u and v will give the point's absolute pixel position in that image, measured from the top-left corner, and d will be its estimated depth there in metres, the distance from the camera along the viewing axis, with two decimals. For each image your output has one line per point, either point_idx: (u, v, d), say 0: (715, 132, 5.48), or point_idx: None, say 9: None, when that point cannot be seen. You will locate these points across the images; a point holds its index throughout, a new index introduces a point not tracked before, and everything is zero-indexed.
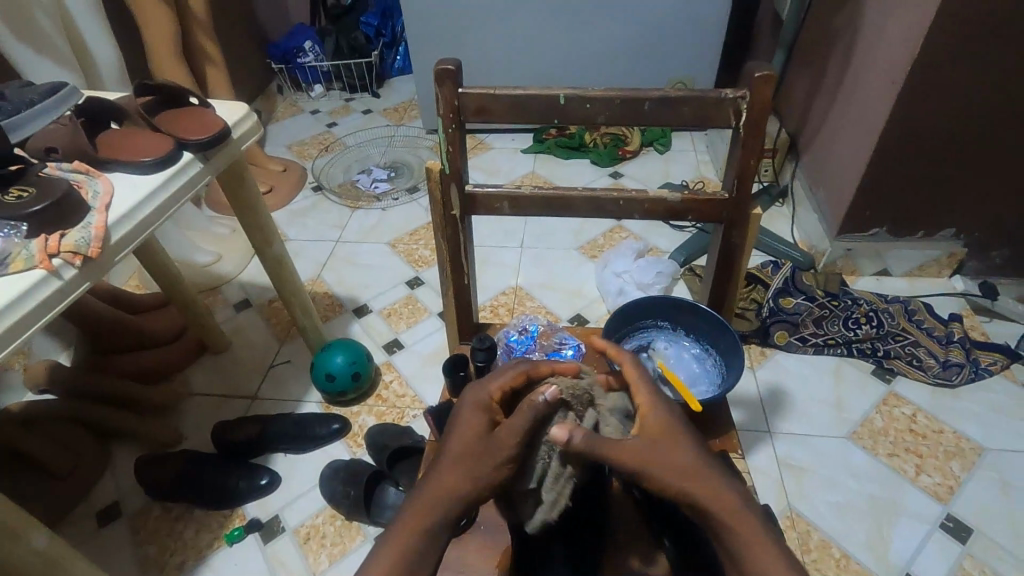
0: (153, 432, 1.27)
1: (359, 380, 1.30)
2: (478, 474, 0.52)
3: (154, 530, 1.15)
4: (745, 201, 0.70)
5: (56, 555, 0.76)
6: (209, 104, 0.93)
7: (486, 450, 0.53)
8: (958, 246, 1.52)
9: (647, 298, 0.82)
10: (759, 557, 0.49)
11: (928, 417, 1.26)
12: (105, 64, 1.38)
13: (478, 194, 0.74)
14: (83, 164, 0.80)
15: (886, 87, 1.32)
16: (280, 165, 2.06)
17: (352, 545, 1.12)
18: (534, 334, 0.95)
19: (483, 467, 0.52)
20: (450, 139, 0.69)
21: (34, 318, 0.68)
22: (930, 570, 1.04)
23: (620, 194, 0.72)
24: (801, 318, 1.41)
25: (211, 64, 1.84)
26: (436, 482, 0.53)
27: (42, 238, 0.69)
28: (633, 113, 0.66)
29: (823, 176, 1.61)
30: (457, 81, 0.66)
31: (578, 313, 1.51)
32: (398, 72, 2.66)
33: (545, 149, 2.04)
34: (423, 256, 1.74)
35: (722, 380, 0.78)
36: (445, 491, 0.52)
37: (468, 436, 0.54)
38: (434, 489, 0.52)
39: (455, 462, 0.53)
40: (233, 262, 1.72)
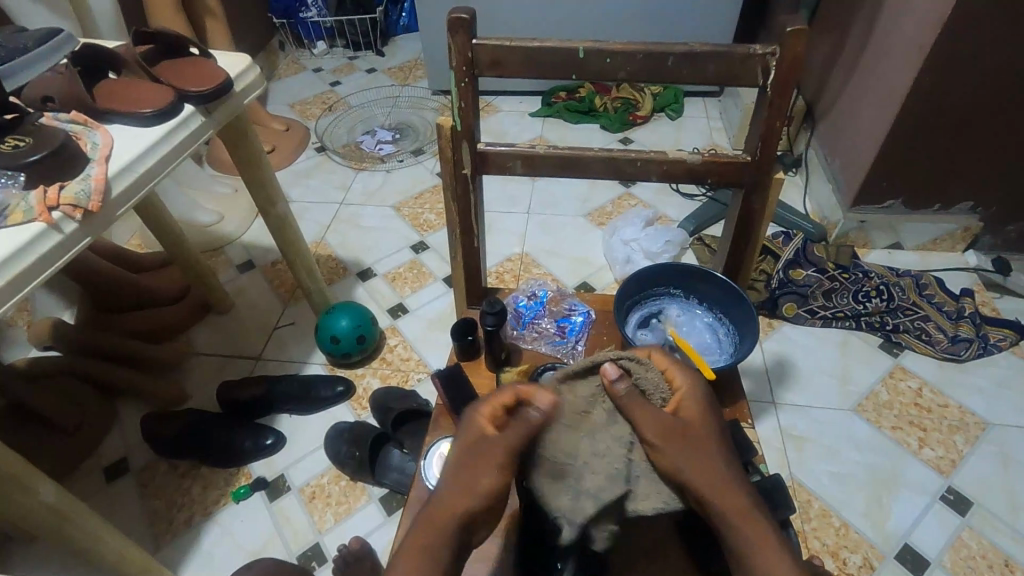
0: (158, 390, 1.27)
1: (364, 343, 1.29)
2: (477, 493, 0.47)
3: (161, 486, 1.17)
4: (768, 164, 0.67)
5: (62, 509, 0.76)
6: (211, 55, 0.89)
7: (487, 467, 0.48)
8: (974, 221, 1.49)
9: (660, 265, 0.81)
10: (765, 557, 0.47)
11: (933, 391, 1.26)
12: (101, 13, 1.33)
13: (490, 152, 0.71)
14: (81, 114, 0.77)
15: (911, 52, 1.26)
16: (283, 125, 2.01)
17: (357, 504, 1.13)
18: (543, 299, 0.96)
19: (485, 476, 0.47)
20: (463, 93, 0.66)
21: (35, 271, 0.66)
22: (928, 540, 1.06)
23: (638, 155, 0.70)
24: (811, 290, 1.39)
25: (210, 15, 1.77)
26: (444, 496, 0.47)
27: (41, 189, 0.67)
28: (654, 68, 0.63)
29: (839, 145, 1.57)
30: (471, 31, 0.62)
31: (585, 281, 1.50)
32: (403, 30, 2.58)
33: (554, 113, 1.98)
34: (428, 220, 1.72)
35: (734, 350, 0.77)
36: (449, 506, 0.47)
37: (468, 447, 0.49)
38: (434, 510, 0.47)
39: (460, 473, 0.48)
40: (236, 222, 1.70)
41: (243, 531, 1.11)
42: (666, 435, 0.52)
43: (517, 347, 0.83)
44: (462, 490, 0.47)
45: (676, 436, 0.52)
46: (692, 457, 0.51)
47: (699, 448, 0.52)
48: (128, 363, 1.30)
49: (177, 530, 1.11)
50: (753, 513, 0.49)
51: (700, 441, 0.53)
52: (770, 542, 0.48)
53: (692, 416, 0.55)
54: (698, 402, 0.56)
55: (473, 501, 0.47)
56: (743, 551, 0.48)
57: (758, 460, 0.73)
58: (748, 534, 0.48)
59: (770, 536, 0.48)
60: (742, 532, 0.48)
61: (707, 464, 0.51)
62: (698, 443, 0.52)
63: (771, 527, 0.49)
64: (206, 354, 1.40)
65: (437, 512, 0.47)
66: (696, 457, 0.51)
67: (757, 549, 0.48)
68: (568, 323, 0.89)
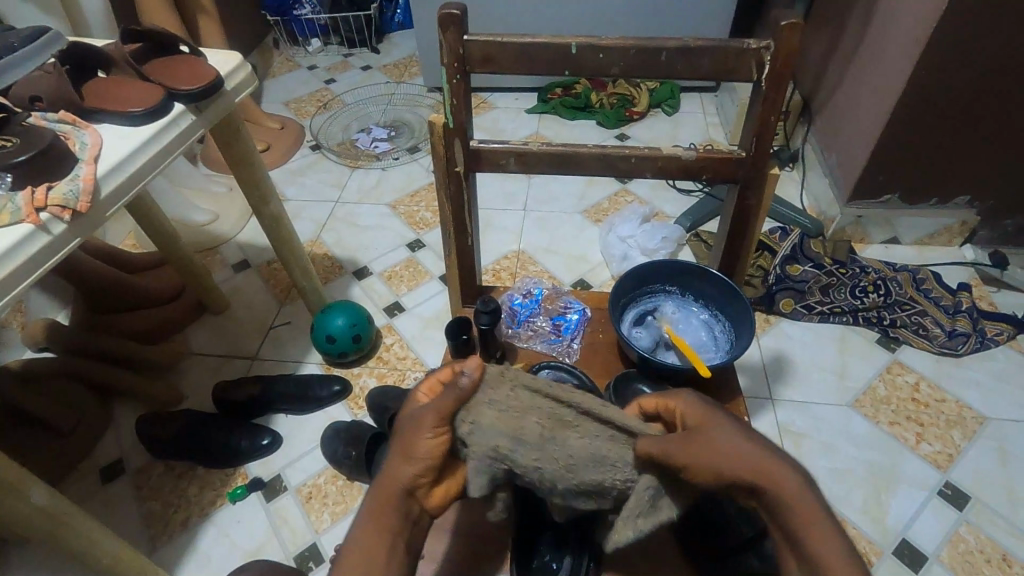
0: (153, 391, 1.27)
1: (360, 343, 1.29)
2: (414, 461, 0.55)
3: (157, 487, 1.16)
4: (763, 159, 0.67)
5: (55, 512, 0.76)
6: (201, 53, 0.89)
7: (421, 436, 0.55)
8: (971, 215, 1.49)
9: (656, 261, 0.80)
10: (815, 536, 0.48)
11: (931, 386, 1.26)
12: (91, 11, 1.31)
13: (483, 149, 0.71)
14: (70, 113, 0.76)
15: (908, 45, 1.26)
16: (277, 123, 2.00)
17: (354, 504, 1.13)
18: (538, 297, 0.95)
19: (409, 455, 0.55)
20: (455, 90, 0.65)
21: (23, 273, 0.66)
22: (926, 535, 1.06)
23: (632, 151, 0.69)
24: (808, 285, 1.39)
25: (202, 13, 1.76)
26: (389, 467, 0.56)
27: (28, 190, 0.66)
28: (647, 64, 0.63)
29: (836, 140, 1.57)
30: (462, 27, 0.62)
31: (582, 278, 1.49)
32: (398, 27, 2.57)
33: (550, 109, 1.97)
34: (424, 218, 1.71)
35: (730, 347, 0.77)
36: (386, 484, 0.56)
37: (407, 424, 0.57)
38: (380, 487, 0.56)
39: (400, 445, 0.56)
40: (231, 221, 1.69)
41: (240, 532, 1.11)
42: (684, 448, 0.51)
43: (512, 345, 0.82)
44: (401, 460, 0.55)
45: (693, 439, 0.52)
46: (722, 452, 0.51)
47: (728, 440, 0.52)
48: (123, 364, 1.30)
49: (173, 531, 1.11)
50: (794, 498, 0.49)
51: (716, 435, 0.52)
52: (813, 516, 0.49)
53: (699, 420, 0.55)
54: (701, 406, 0.56)
55: (412, 469, 0.55)
56: (797, 530, 0.49)
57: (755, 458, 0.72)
58: (795, 515, 0.49)
59: (819, 518, 0.49)
60: (793, 514, 0.49)
61: (735, 455, 0.51)
62: (714, 440, 0.52)
63: (814, 507, 0.49)
64: (202, 354, 1.40)
65: (384, 485, 0.56)
66: (723, 453, 0.51)
67: (809, 528, 0.48)
68: (564, 320, 0.89)
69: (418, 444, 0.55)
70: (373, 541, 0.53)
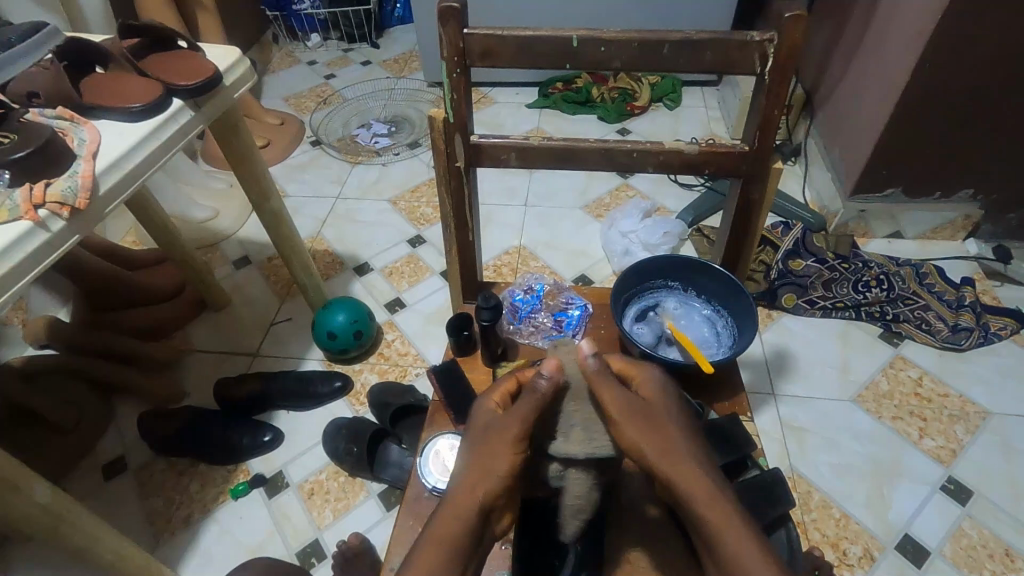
0: (155, 388, 1.27)
1: (361, 339, 1.29)
2: (495, 478, 0.51)
3: (159, 484, 1.16)
4: (766, 154, 0.66)
5: (57, 509, 0.76)
6: (199, 48, 0.88)
7: (500, 453, 0.51)
8: (975, 209, 1.48)
9: (658, 257, 0.79)
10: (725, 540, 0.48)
11: (934, 381, 1.26)
12: (89, 6, 1.31)
13: (484, 145, 0.70)
14: (68, 110, 0.76)
15: (912, 38, 1.24)
16: (277, 119, 1.99)
17: (356, 500, 1.13)
18: (539, 292, 0.95)
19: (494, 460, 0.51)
20: (455, 85, 0.65)
21: (23, 270, 0.65)
22: (929, 530, 1.05)
23: (634, 145, 0.68)
24: (810, 280, 1.38)
25: (201, 8, 1.75)
26: (462, 480, 0.51)
27: (26, 187, 0.66)
28: (649, 57, 0.62)
29: (839, 133, 1.56)
30: (462, 20, 0.61)
31: (583, 273, 1.49)
32: (398, 21, 2.55)
33: (551, 104, 1.96)
34: (425, 214, 1.70)
35: (733, 343, 0.76)
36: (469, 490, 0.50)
37: (487, 432, 0.54)
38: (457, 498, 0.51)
39: (479, 454, 0.52)
40: (232, 218, 1.69)
41: (242, 528, 1.11)
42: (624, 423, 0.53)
43: (513, 341, 0.81)
44: (483, 474, 0.51)
45: (636, 415, 0.54)
46: (656, 438, 0.53)
47: (663, 427, 0.54)
48: (124, 361, 1.30)
49: (176, 528, 1.11)
50: (709, 494, 0.50)
51: (655, 415, 0.55)
52: (726, 515, 0.49)
53: (649, 398, 0.57)
54: (657, 387, 0.58)
55: (492, 487, 0.50)
56: (704, 533, 0.49)
57: (757, 455, 0.72)
58: (706, 516, 0.49)
59: (731, 517, 0.49)
60: (705, 517, 0.49)
61: (667, 443, 0.52)
62: (657, 421, 0.54)
63: (727, 504, 0.50)
64: (203, 350, 1.40)
65: (459, 497, 0.50)
66: (656, 439, 0.53)
67: (716, 531, 0.49)
68: (565, 316, 0.89)
69: (501, 461, 0.51)
70: (447, 557, 0.48)
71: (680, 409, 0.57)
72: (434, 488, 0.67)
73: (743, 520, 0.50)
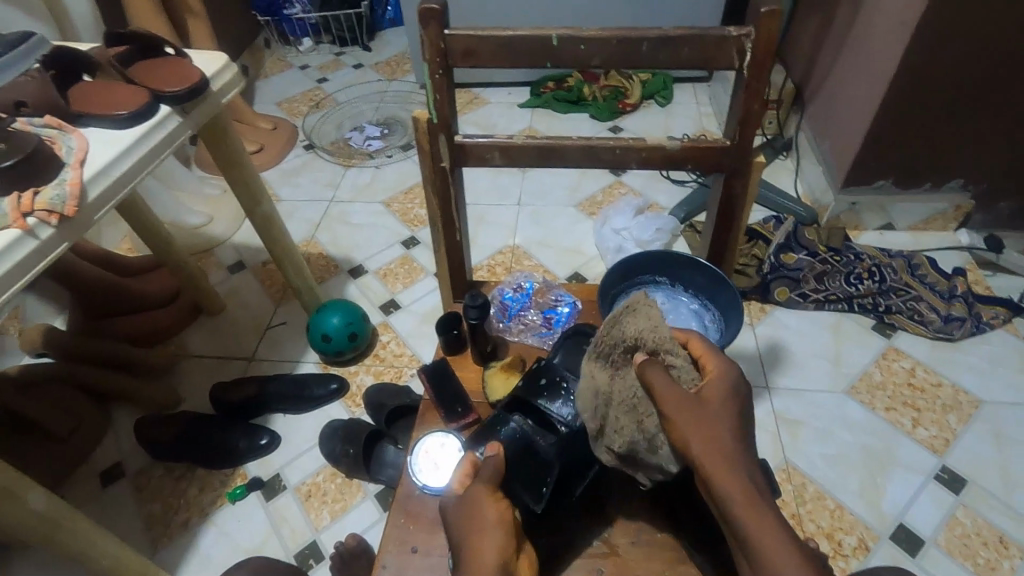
0: (151, 394, 1.27)
1: (355, 341, 1.29)
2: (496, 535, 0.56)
3: (157, 489, 1.17)
4: (747, 148, 0.66)
5: (53, 515, 0.76)
6: (186, 54, 0.89)
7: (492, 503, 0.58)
8: (965, 199, 1.48)
9: (645, 253, 0.79)
10: (760, 536, 0.49)
11: (927, 371, 1.26)
12: (78, 14, 1.31)
13: (468, 144, 0.71)
14: (56, 118, 0.76)
15: (898, 29, 1.25)
16: (269, 123, 2.00)
17: (353, 501, 1.13)
18: (529, 291, 0.95)
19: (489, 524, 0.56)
20: (438, 86, 0.65)
21: (12, 279, 0.66)
22: (923, 519, 1.06)
23: (616, 142, 0.69)
24: (802, 274, 1.39)
25: (192, 14, 1.75)
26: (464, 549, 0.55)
27: (14, 195, 0.67)
28: (628, 54, 0.62)
29: (829, 127, 1.56)
30: (442, 22, 0.62)
31: (576, 271, 1.49)
32: (389, 24, 2.56)
33: (542, 104, 1.97)
34: (418, 216, 1.71)
35: (720, 336, 0.76)
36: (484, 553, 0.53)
37: (465, 508, 0.58)
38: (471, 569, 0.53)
39: (469, 526, 0.56)
40: (226, 223, 1.69)
41: (240, 531, 1.11)
42: (681, 409, 0.57)
43: (503, 339, 0.81)
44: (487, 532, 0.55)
45: (690, 410, 0.57)
46: (702, 432, 0.55)
47: (713, 425, 0.55)
48: (120, 367, 1.30)
49: (174, 532, 1.11)
50: (743, 492, 0.51)
51: (711, 413, 0.56)
52: (758, 513, 0.50)
53: (711, 395, 0.58)
54: (724, 387, 0.59)
55: (497, 538, 0.55)
56: (742, 530, 0.50)
57: None
58: (743, 517, 0.50)
59: (766, 517, 0.50)
60: (742, 514, 0.50)
61: (716, 438, 0.54)
62: (707, 419, 0.56)
63: (764, 508, 0.50)
64: (199, 356, 1.40)
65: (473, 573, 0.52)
66: (707, 432, 0.55)
67: (752, 527, 0.49)
68: (554, 314, 0.89)
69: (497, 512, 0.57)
70: None
71: (738, 413, 0.57)
72: (423, 487, 0.67)
73: (777, 526, 0.49)
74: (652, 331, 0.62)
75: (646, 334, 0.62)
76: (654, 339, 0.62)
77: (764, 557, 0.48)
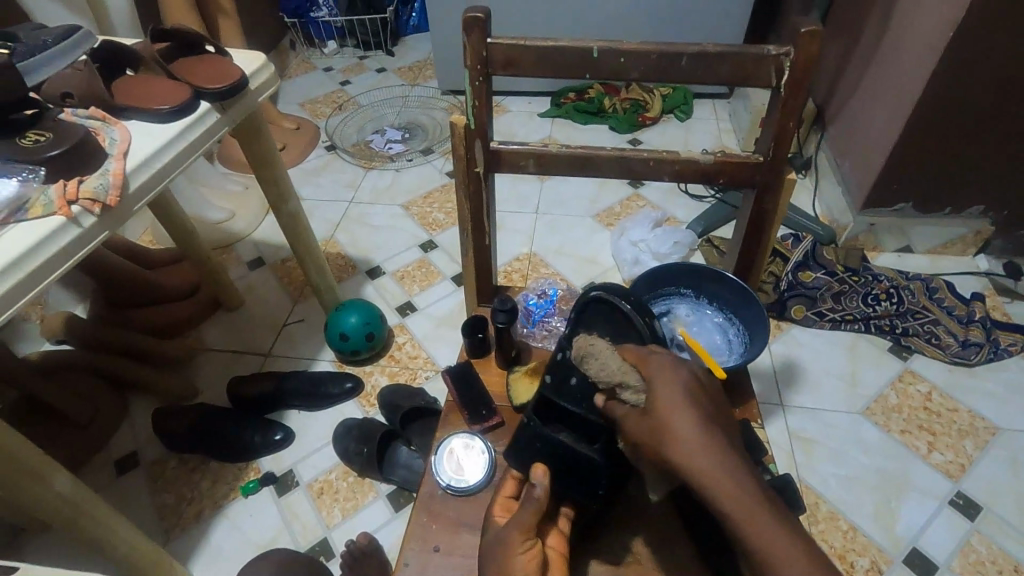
0: (168, 385, 1.28)
1: (372, 341, 1.30)
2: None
3: (171, 479, 1.18)
4: (780, 165, 0.67)
5: (76, 499, 0.77)
6: (226, 53, 0.91)
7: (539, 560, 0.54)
8: (985, 225, 1.48)
9: (672, 264, 0.80)
10: (764, 546, 0.43)
11: (943, 396, 1.25)
12: (117, 10, 1.34)
13: (503, 151, 0.72)
14: (101, 110, 0.79)
15: (925, 53, 1.26)
16: (293, 123, 2.02)
17: (365, 501, 1.14)
18: (553, 298, 0.98)
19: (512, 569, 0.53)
20: (477, 92, 0.67)
21: (54, 266, 0.68)
22: (937, 545, 1.05)
23: (649, 154, 0.70)
24: (819, 293, 1.39)
25: (224, 14, 1.79)
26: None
27: (60, 184, 0.68)
28: (667, 68, 0.63)
29: (849, 147, 1.57)
30: (486, 30, 0.63)
31: (592, 281, 1.50)
32: (413, 30, 2.59)
33: (563, 114, 1.99)
34: (437, 220, 1.72)
35: (745, 350, 0.77)
36: None
37: (494, 549, 0.55)
38: None
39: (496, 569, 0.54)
40: (247, 220, 1.71)
41: (252, 525, 1.12)
42: (644, 430, 0.51)
43: (526, 344, 0.82)
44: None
45: (649, 429, 0.51)
46: (667, 442, 0.49)
47: (671, 431, 0.49)
48: (139, 357, 1.31)
49: (186, 524, 1.12)
50: (729, 487, 0.45)
51: (672, 415, 0.50)
52: (750, 508, 0.44)
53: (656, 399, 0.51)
54: (669, 382, 0.52)
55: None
56: (742, 540, 0.44)
57: (768, 461, 0.72)
58: (738, 524, 0.44)
59: (759, 518, 0.44)
60: (736, 522, 0.44)
61: (684, 442, 0.48)
62: (663, 425, 0.50)
63: (753, 507, 0.44)
64: (216, 349, 1.41)
65: None
66: (671, 443, 0.49)
67: (751, 535, 0.44)
68: None
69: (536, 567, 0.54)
70: None
71: (696, 401, 0.51)
72: (448, 485, 0.68)
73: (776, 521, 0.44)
74: (600, 369, 0.58)
75: (593, 373, 0.58)
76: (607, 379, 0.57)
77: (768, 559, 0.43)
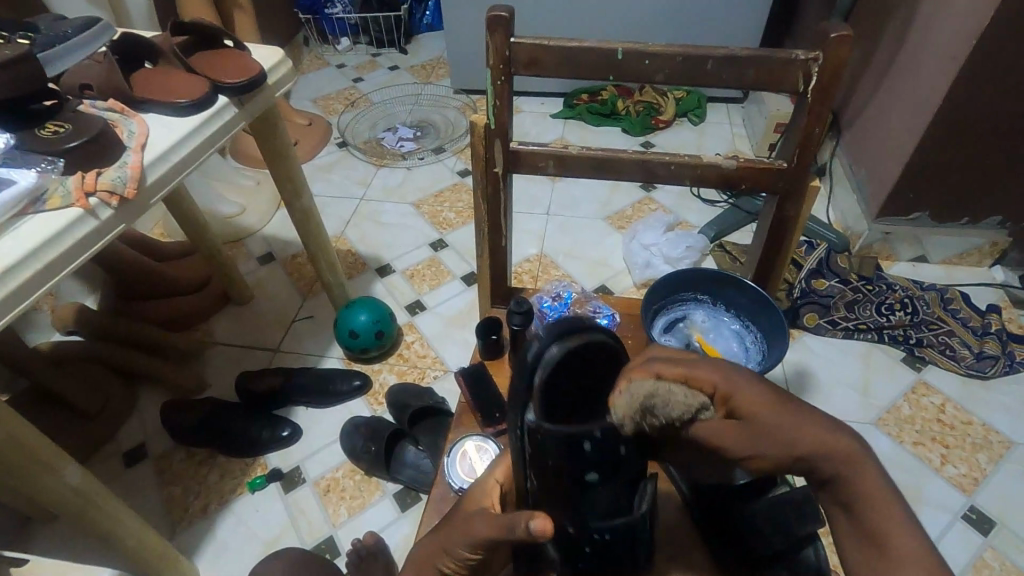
0: (178, 378, 1.29)
1: (381, 339, 1.30)
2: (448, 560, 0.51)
3: (178, 473, 1.18)
4: (805, 172, 0.66)
5: (87, 491, 0.77)
6: (245, 47, 0.90)
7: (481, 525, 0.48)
8: (1002, 236, 1.47)
9: (692, 270, 0.79)
10: (877, 505, 0.42)
11: (957, 408, 1.24)
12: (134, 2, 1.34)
13: (522, 151, 0.71)
14: (119, 102, 0.78)
15: (945, 61, 1.25)
16: (305, 119, 2.02)
17: (371, 499, 1.13)
18: (567, 300, 0.96)
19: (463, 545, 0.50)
20: (499, 92, 0.66)
21: (70, 257, 0.67)
22: (949, 559, 1.04)
23: (671, 158, 0.69)
24: (833, 301, 1.37)
25: (240, 9, 1.79)
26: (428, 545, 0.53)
27: (79, 175, 0.68)
28: (692, 71, 0.63)
29: (865, 155, 1.55)
30: (509, 29, 0.62)
31: (603, 284, 1.49)
32: (426, 28, 2.59)
33: (575, 115, 1.98)
34: (448, 219, 1.72)
35: (762, 358, 0.76)
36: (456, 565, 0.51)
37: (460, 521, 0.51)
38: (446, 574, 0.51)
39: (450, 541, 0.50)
40: (258, 215, 1.71)
41: (258, 521, 1.11)
42: (731, 433, 0.46)
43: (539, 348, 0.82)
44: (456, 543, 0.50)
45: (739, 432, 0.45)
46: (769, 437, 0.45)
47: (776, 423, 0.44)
48: (148, 349, 1.32)
49: (192, 517, 1.12)
50: (846, 448, 0.43)
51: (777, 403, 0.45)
52: (860, 464, 0.43)
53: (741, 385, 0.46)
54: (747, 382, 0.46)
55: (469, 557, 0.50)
56: (859, 505, 0.42)
57: None
58: (859, 489, 0.42)
59: (873, 474, 0.43)
60: (851, 480, 0.43)
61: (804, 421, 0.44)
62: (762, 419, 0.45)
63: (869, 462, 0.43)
64: (225, 343, 1.41)
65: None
66: (774, 433, 0.44)
67: (866, 495, 0.42)
68: (592, 325, 0.87)
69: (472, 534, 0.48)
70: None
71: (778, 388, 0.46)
72: (460, 488, 0.67)
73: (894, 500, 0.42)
74: (677, 406, 0.43)
75: (663, 418, 0.43)
76: (678, 412, 0.44)
77: (882, 534, 0.41)
